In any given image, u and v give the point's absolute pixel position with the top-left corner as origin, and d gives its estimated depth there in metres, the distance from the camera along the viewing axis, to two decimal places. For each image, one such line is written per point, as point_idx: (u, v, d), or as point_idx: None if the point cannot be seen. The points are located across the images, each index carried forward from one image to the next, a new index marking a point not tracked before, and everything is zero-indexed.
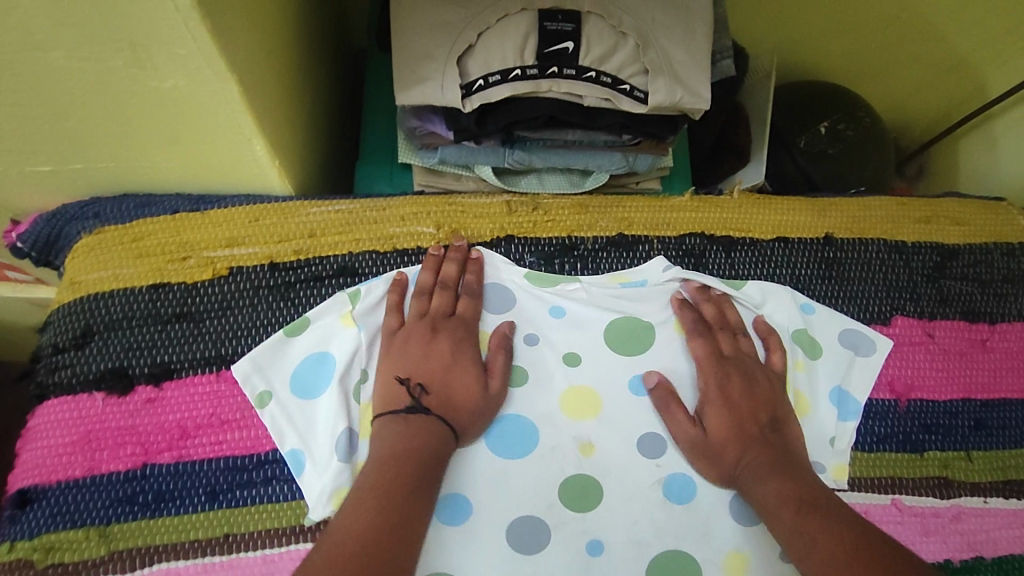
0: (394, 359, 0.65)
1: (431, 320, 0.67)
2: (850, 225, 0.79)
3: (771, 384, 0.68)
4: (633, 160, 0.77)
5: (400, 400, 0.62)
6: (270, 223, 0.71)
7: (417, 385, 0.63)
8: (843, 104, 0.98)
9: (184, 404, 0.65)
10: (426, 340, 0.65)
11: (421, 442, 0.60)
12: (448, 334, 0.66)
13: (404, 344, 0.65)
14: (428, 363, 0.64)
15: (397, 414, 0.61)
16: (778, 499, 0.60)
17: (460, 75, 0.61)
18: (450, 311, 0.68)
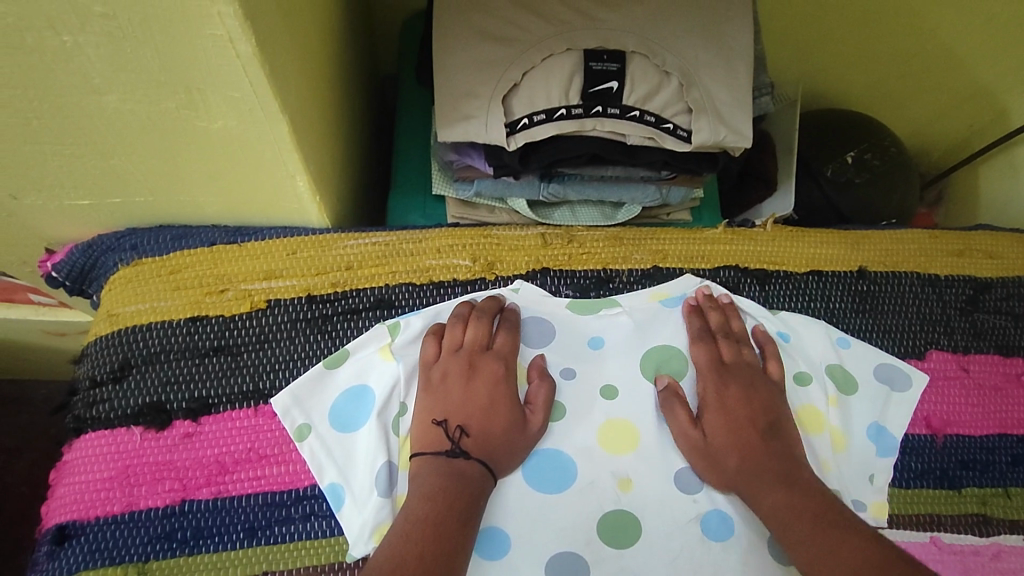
0: (433, 400, 0.65)
1: (468, 355, 0.67)
2: (883, 259, 0.79)
3: (771, 390, 0.68)
4: (667, 192, 0.77)
5: (440, 443, 0.62)
6: (307, 256, 0.70)
7: (456, 427, 0.63)
8: (869, 134, 0.98)
9: (222, 439, 0.63)
10: (464, 377, 0.66)
11: (463, 478, 0.60)
12: (484, 371, 0.66)
13: (444, 383, 0.66)
14: (469, 405, 0.64)
15: (440, 457, 0.61)
16: (788, 510, 0.60)
17: (504, 114, 0.62)
18: (484, 344, 0.68)
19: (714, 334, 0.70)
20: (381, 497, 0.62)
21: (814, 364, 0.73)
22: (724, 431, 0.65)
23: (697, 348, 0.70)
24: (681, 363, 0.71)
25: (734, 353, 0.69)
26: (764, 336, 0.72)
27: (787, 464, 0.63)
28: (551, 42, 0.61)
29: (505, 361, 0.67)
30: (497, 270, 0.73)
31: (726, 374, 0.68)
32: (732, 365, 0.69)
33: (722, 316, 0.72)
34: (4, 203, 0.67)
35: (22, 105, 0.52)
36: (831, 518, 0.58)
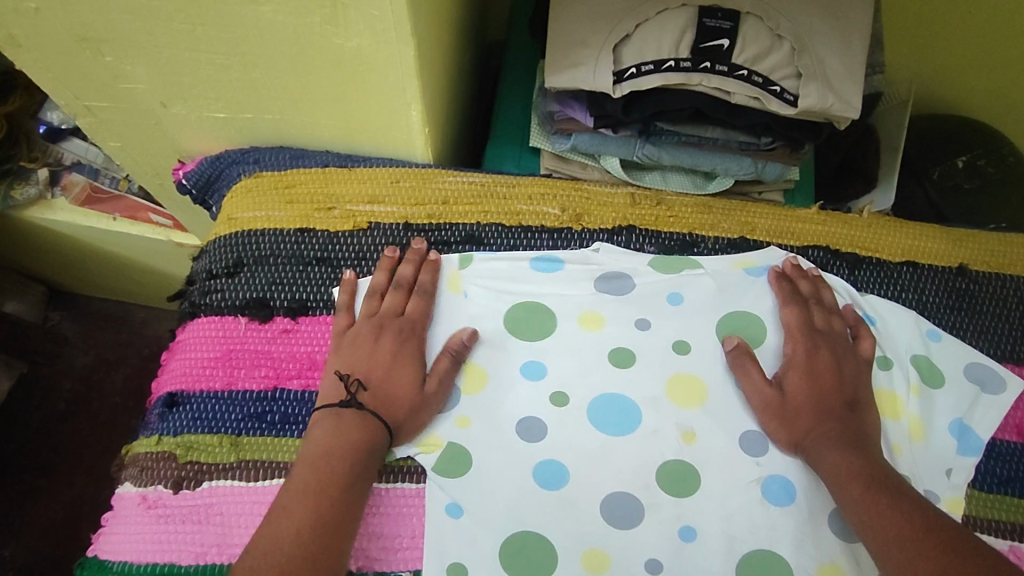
0: (340, 354, 0.66)
1: (381, 320, 0.68)
2: (987, 259, 0.75)
3: (858, 366, 0.67)
4: (762, 167, 0.77)
5: (338, 395, 0.63)
6: (409, 187, 0.75)
7: (356, 380, 0.64)
8: (984, 140, 0.94)
9: (317, 338, 0.69)
10: (371, 338, 0.66)
11: (346, 442, 0.60)
12: (393, 333, 0.67)
13: (352, 343, 0.66)
14: (372, 359, 0.65)
15: (332, 409, 0.62)
16: (848, 472, 0.59)
17: (614, 63, 0.64)
18: (400, 310, 0.69)
19: (805, 301, 0.70)
20: (443, 413, 0.66)
21: (899, 352, 0.70)
22: (804, 393, 0.65)
23: (783, 312, 0.69)
24: (764, 331, 0.70)
25: (825, 322, 0.69)
26: (853, 316, 0.70)
27: (860, 436, 0.62)
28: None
29: None
30: (584, 222, 0.75)
31: (816, 338, 0.67)
32: (824, 332, 0.68)
33: (812, 286, 0.71)
34: (152, 109, 0.76)
35: (192, 10, 0.60)
36: (898, 492, 0.58)
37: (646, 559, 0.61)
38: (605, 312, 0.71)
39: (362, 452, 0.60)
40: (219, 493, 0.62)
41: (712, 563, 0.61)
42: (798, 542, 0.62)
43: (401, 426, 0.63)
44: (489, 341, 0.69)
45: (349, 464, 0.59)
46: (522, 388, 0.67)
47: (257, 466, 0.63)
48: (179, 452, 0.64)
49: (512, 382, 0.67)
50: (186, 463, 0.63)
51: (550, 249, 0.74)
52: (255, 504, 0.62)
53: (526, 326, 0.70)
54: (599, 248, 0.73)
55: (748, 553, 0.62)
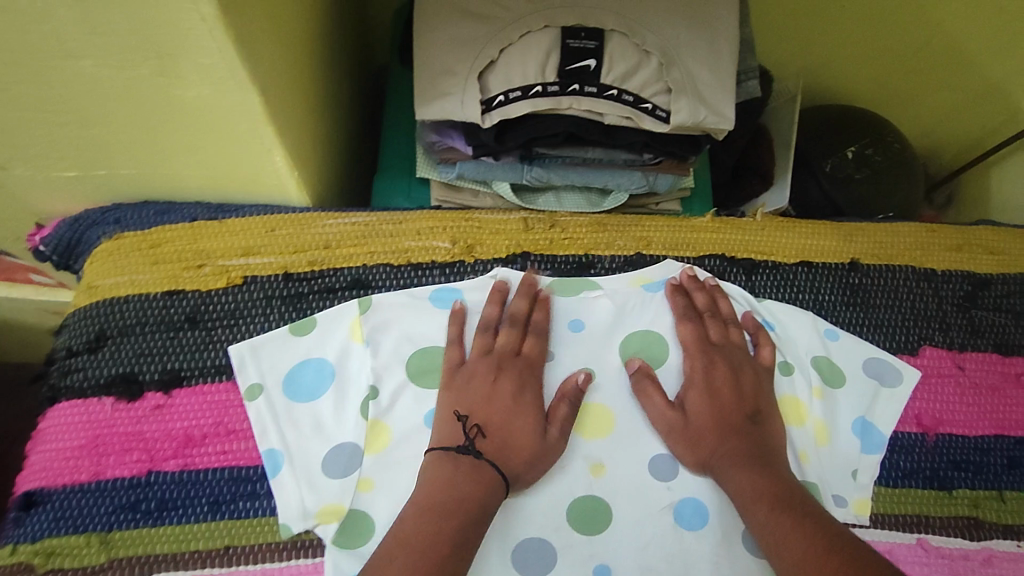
0: (454, 394, 0.63)
1: (498, 360, 0.65)
2: (876, 251, 0.76)
3: (757, 376, 0.66)
4: (654, 179, 0.76)
5: (457, 438, 0.60)
6: (286, 234, 0.70)
7: (475, 425, 0.61)
8: (871, 130, 0.96)
9: (193, 411, 0.63)
10: (490, 378, 0.63)
11: (466, 494, 0.56)
12: (512, 375, 0.64)
13: (467, 382, 0.63)
14: (490, 402, 0.62)
15: (449, 453, 0.59)
16: (754, 493, 0.59)
17: (481, 91, 0.61)
18: (516, 350, 0.66)
19: (699, 314, 0.69)
20: (342, 478, 0.61)
21: (799, 356, 0.71)
22: (706, 413, 0.64)
23: (681, 329, 0.68)
24: (665, 348, 0.69)
25: (722, 334, 0.68)
26: (753, 324, 0.70)
27: (763, 449, 0.62)
28: (527, 18, 0.60)
29: (533, 366, 0.65)
30: (476, 253, 0.72)
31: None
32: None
33: (709, 298, 0.70)
34: None
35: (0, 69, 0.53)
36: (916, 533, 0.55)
37: None
38: None
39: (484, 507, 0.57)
40: None
41: None
42: (714, 566, 0.61)
43: (519, 476, 0.60)
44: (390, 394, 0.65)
45: (469, 516, 0.55)
46: (421, 439, 0.63)
47: (130, 563, 0.57)
48: (39, 561, 0.57)
49: (412, 435, 0.63)
50: (48, 572, 0.57)
51: (441, 284, 0.70)
52: None
53: (421, 372, 0.66)
54: (496, 274, 0.70)
55: None
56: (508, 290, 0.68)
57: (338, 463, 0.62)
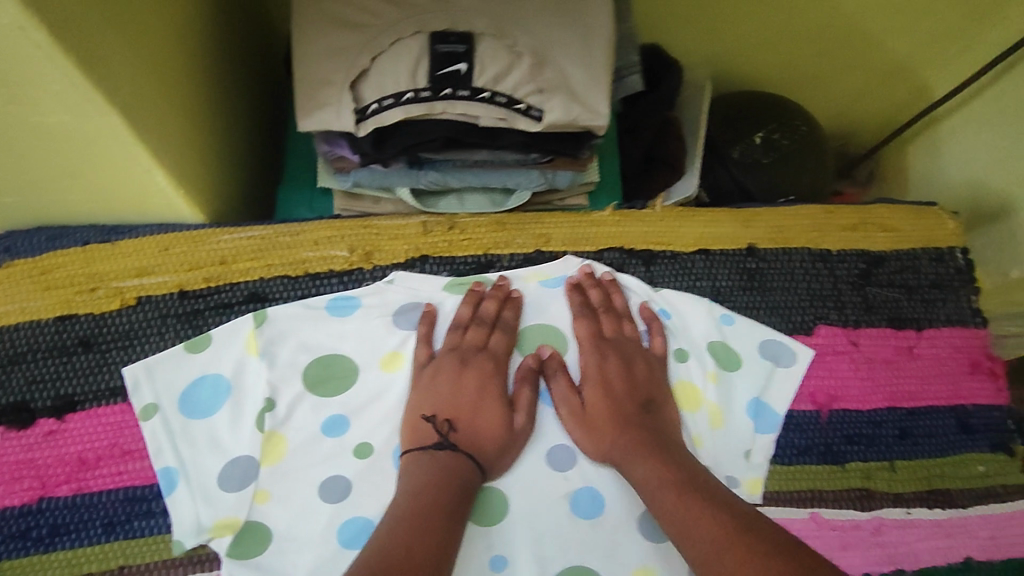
0: (422, 391, 0.64)
1: (463, 353, 0.66)
2: (775, 236, 0.77)
3: (650, 366, 0.69)
4: (552, 177, 0.76)
5: (429, 437, 0.62)
6: (180, 252, 0.70)
7: (444, 420, 0.63)
8: (779, 115, 0.97)
9: (85, 435, 0.63)
10: (455, 372, 0.65)
11: (445, 480, 0.59)
12: (478, 368, 0.65)
13: (433, 379, 0.65)
14: (456, 399, 0.64)
15: (425, 451, 0.61)
16: (659, 482, 0.60)
17: (354, 101, 0.61)
18: (481, 344, 0.67)
19: (593, 311, 0.71)
20: (240, 490, 0.63)
21: (696, 343, 0.73)
22: (602, 403, 0.66)
23: (576, 325, 0.70)
24: (562, 341, 0.71)
25: (615, 329, 0.70)
26: (649, 314, 0.72)
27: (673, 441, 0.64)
28: (398, 24, 0.60)
29: (498, 360, 0.67)
30: (374, 260, 0.72)
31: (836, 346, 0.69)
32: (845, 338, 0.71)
33: (603, 294, 0.72)
34: None
35: None
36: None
37: None
38: (402, 350, 0.69)
39: (460, 489, 0.59)
40: None
41: None
42: (606, 550, 0.64)
43: (492, 463, 0.63)
44: (287, 405, 0.66)
45: (453, 496, 0.58)
46: (318, 447, 0.65)
47: None
48: None
49: (308, 444, 0.65)
50: None
51: (338, 292, 0.71)
52: None
53: (317, 380, 0.67)
54: (394, 278, 0.71)
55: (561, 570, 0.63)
56: (482, 292, 0.70)
57: (235, 477, 0.63)
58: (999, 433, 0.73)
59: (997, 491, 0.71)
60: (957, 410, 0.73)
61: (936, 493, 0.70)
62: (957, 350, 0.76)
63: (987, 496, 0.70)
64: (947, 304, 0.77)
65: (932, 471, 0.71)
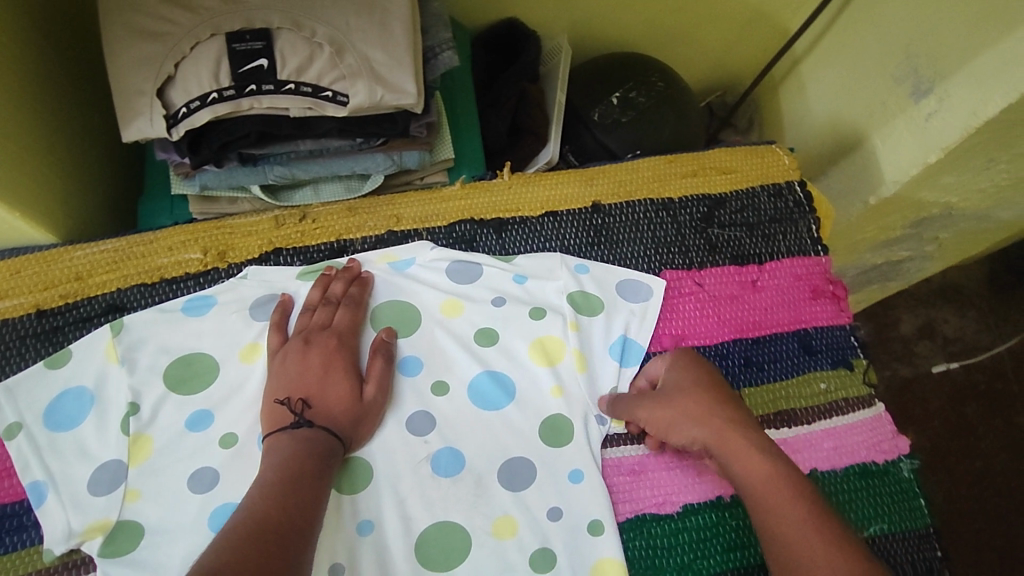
0: (276, 376, 0.67)
1: (309, 333, 0.69)
2: (617, 190, 0.81)
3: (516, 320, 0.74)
4: (399, 158, 0.78)
5: (286, 418, 0.64)
6: (33, 273, 0.71)
7: (299, 400, 0.65)
8: (634, 74, 1.01)
9: None
10: (301, 353, 0.68)
11: (303, 447, 0.61)
12: (321, 346, 0.68)
13: (284, 362, 0.68)
14: (305, 377, 0.66)
15: (284, 431, 0.63)
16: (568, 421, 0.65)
17: (165, 108, 0.64)
18: (327, 324, 0.71)
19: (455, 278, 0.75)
20: (108, 493, 0.65)
21: (549, 299, 0.77)
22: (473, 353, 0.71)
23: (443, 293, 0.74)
24: (416, 316, 0.75)
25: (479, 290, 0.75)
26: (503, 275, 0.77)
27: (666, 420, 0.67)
28: (197, 29, 0.63)
29: (342, 336, 0.70)
30: (228, 258, 0.75)
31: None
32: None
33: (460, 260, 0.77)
34: None
35: None
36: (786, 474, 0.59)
37: (328, 564, 0.63)
38: (260, 340, 0.72)
39: (320, 453, 0.62)
40: None
41: (391, 547, 0.65)
42: (469, 504, 0.67)
43: (349, 435, 0.66)
44: (150, 407, 0.68)
45: (315, 461, 0.61)
46: (184, 443, 0.67)
47: None
48: None
49: (174, 441, 0.67)
50: None
51: (195, 293, 0.73)
52: None
53: (180, 378, 0.70)
54: (247, 273, 0.74)
55: (426, 529, 0.66)
56: (333, 275, 0.74)
57: (103, 481, 0.65)
58: (840, 350, 0.78)
59: (838, 404, 0.75)
60: (799, 333, 0.78)
61: (783, 414, 0.74)
62: (798, 279, 0.80)
63: (830, 410, 0.75)
64: (787, 236, 0.82)
65: (778, 394, 0.75)
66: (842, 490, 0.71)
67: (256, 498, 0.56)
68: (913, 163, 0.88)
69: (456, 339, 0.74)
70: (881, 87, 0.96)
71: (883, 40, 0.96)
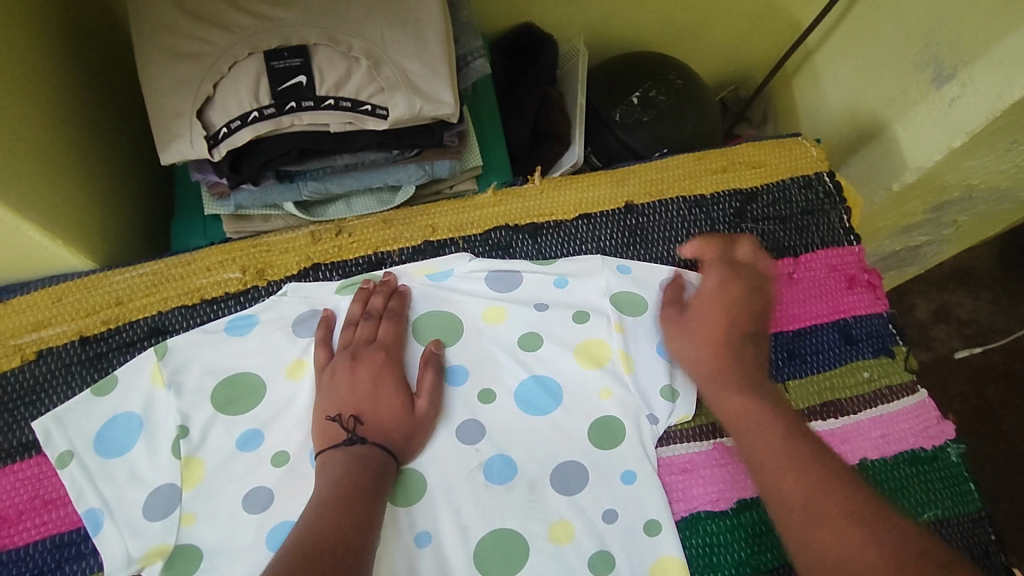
0: (324, 394, 0.67)
1: (354, 349, 0.70)
2: (649, 190, 0.82)
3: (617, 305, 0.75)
4: (431, 168, 0.78)
5: (339, 434, 0.65)
6: (73, 300, 0.71)
7: (350, 417, 0.66)
8: (653, 72, 1.01)
9: (4, 493, 0.65)
10: (349, 369, 0.68)
11: (354, 464, 0.62)
12: (368, 362, 0.69)
13: (332, 379, 0.68)
14: (355, 392, 0.67)
15: (338, 448, 0.63)
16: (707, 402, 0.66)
17: (205, 128, 0.63)
18: (371, 338, 0.71)
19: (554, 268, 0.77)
20: (165, 517, 0.64)
21: (590, 301, 0.77)
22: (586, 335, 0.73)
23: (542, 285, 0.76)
24: (459, 325, 0.75)
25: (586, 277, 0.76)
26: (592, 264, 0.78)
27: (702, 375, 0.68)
28: (234, 49, 0.63)
29: (387, 349, 0.70)
30: (267, 276, 0.75)
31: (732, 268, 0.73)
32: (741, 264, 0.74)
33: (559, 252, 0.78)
34: None
35: None
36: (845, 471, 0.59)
37: None
38: (306, 357, 0.72)
39: (374, 469, 0.62)
40: None
41: (450, 557, 0.65)
42: (524, 510, 0.67)
43: (403, 448, 0.66)
44: (200, 429, 0.68)
45: (369, 476, 0.61)
46: (236, 464, 0.67)
47: None
48: None
49: (226, 462, 0.67)
50: None
51: (236, 313, 0.73)
52: None
53: (227, 399, 0.69)
54: (287, 290, 0.74)
55: (483, 538, 0.65)
56: (371, 288, 0.74)
57: (159, 505, 0.65)
58: (880, 338, 0.78)
59: (883, 392, 0.75)
60: (839, 324, 0.78)
61: (829, 405, 0.74)
62: (834, 269, 0.81)
63: (875, 398, 0.75)
64: (819, 227, 0.83)
65: (822, 385, 0.75)
66: (893, 478, 0.71)
67: (310, 517, 0.57)
68: (937, 148, 0.88)
69: (501, 346, 0.74)
70: (899, 75, 0.97)
71: (899, 27, 0.96)
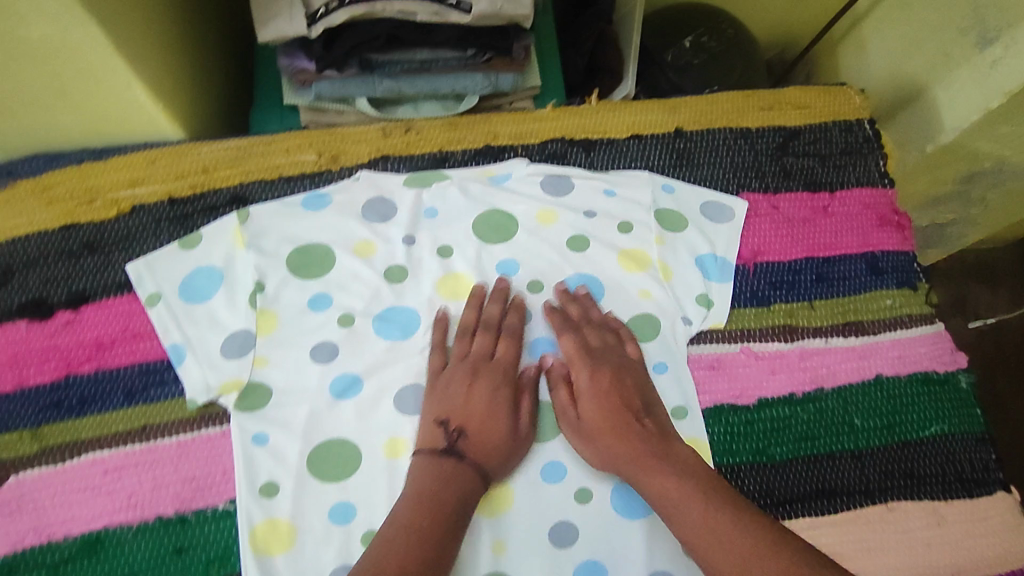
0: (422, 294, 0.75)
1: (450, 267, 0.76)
2: (698, 119, 0.88)
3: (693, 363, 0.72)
4: (496, 79, 0.84)
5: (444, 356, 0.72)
6: (166, 164, 0.78)
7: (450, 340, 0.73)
8: (706, 20, 1.06)
9: (99, 322, 0.71)
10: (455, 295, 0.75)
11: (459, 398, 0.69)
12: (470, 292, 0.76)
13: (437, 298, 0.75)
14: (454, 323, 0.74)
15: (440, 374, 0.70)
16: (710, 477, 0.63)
17: (305, 7, 0.70)
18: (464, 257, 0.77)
19: None
20: (239, 359, 0.71)
21: (636, 214, 0.82)
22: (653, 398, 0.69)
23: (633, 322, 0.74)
24: (512, 224, 0.80)
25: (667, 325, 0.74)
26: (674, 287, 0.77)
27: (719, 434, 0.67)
28: None
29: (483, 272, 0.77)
30: (340, 161, 0.81)
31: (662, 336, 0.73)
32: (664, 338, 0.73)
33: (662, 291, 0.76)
34: None
35: None
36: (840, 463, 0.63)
37: None
38: (373, 238, 0.78)
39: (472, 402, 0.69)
40: (29, 482, 0.65)
41: None
42: None
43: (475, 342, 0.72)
44: (275, 288, 0.74)
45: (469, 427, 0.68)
46: (306, 320, 0.73)
47: (63, 448, 0.67)
48: None
49: (296, 318, 0.73)
50: None
51: (311, 190, 0.79)
52: (69, 484, 0.65)
53: (300, 264, 0.76)
54: (360, 176, 0.80)
55: None
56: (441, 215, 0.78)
57: (235, 347, 0.71)
58: (905, 272, 0.83)
59: (903, 318, 0.80)
60: (867, 256, 0.83)
61: (851, 325, 0.79)
62: (867, 207, 0.86)
63: (894, 323, 0.80)
64: (857, 168, 0.88)
65: (846, 307, 0.80)
66: (905, 393, 0.76)
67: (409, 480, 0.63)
68: (974, 110, 0.93)
69: (553, 246, 0.80)
70: (944, 42, 1.01)
71: None
